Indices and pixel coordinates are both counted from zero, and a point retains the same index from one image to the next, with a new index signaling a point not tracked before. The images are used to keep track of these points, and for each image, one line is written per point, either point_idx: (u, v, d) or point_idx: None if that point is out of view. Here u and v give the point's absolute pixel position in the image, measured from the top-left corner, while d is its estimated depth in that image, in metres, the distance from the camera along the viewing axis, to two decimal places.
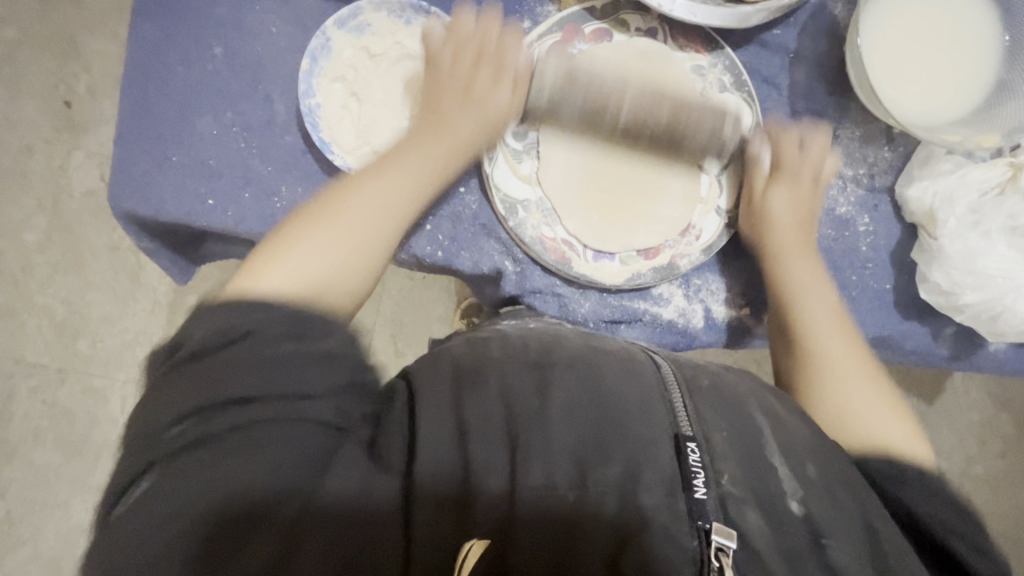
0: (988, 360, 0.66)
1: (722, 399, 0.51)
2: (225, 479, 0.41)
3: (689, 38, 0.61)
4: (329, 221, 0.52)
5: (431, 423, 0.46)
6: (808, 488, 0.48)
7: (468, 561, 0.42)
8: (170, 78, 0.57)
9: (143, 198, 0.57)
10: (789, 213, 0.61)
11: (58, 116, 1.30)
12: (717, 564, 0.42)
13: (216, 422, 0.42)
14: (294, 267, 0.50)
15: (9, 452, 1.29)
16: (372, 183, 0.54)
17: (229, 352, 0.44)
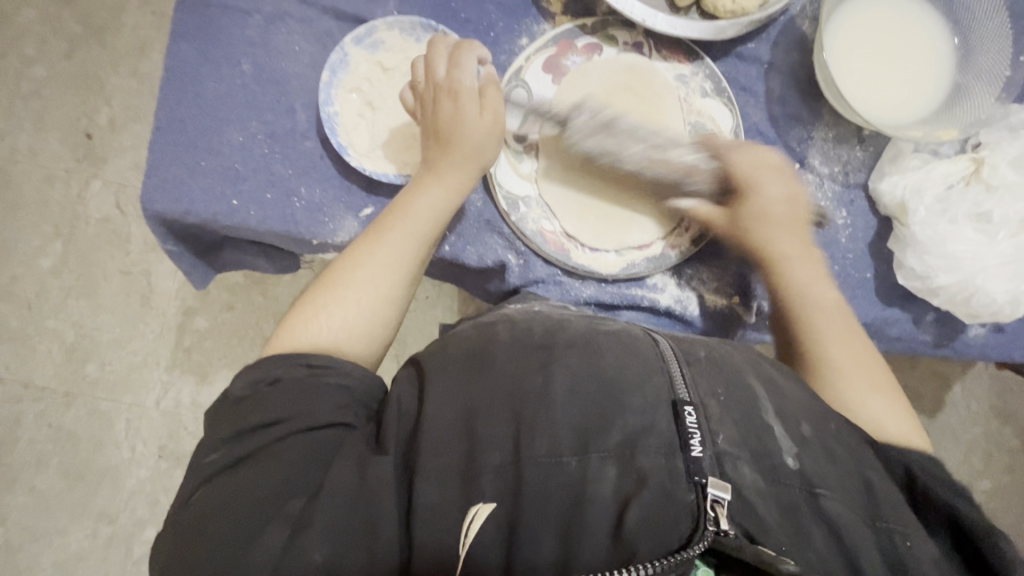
0: (969, 346, 0.69)
1: (716, 370, 0.54)
2: (269, 472, 0.46)
3: (672, 50, 0.68)
4: (350, 286, 0.57)
5: (437, 405, 0.50)
6: (803, 445, 0.50)
7: (474, 525, 0.44)
8: (201, 91, 0.63)
9: (172, 198, 0.62)
10: (780, 219, 0.65)
11: (79, 148, 1.37)
12: (713, 514, 0.44)
13: (253, 433, 0.48)
14: (332, 323, 0.56)
15: (14, 477, 1.30)
16: (381, 249, 0.58)
17: (290, 368, 0.51)
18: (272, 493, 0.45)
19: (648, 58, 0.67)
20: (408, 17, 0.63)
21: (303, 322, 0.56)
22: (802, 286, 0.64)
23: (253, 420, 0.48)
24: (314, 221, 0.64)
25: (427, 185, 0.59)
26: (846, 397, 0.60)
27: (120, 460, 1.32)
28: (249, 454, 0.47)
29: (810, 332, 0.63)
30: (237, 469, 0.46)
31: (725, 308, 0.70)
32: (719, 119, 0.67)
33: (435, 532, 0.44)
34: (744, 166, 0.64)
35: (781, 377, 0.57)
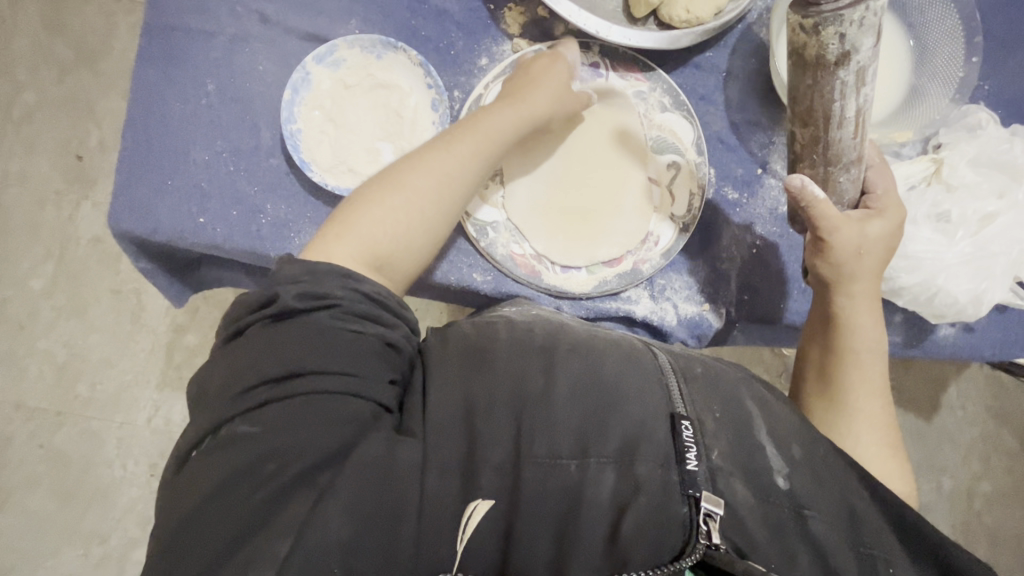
0: (941, 346, 0.69)
1: (713, 389, 0.54)
2: (267, 436, 0.42)
3: (628, 67, 0.68)
4: (393, 195, 0.55)
5: (442, 397, 0.47)
6: (793, 466, 0.50)
7: (471, 524, 0.43)
8: (168, 112, 0.64)
9: (139, 217, 0.63)
10: (880, 247, 0.60)
11: (70, 171, 1.39)
12: (704, 528, 0.44)
13: (292, 380, 0.45)
14: (372, 236, 0.54)
15: (6, 499, 1.30)
16: (429, 163, 0.56)
17: (336, 289, 0.49)
18: (300, 460, 0.42)
19: (604, 75, 0.68)
20: (367, 35, 0.65)
21: (329, 236, 0.53)
22: (872, 326, 0.62)
23: (252, 379, 0.44)
24: (280, 237, 0.65)
25: (494, 121, 0.59)
26: (853, 435, 0.60)
27: (111, 480, 1.31)
28: (287, 399, 0.44)
29: (856, 369, 0.61)
30: (270, 416, 0.43)
31: (698, 317, 0.68)
32: (680, 133, 0.68)
33: (438, 522, 0.42)
34: (879, 195, 0.61)
35: (774, 397, 0.56)
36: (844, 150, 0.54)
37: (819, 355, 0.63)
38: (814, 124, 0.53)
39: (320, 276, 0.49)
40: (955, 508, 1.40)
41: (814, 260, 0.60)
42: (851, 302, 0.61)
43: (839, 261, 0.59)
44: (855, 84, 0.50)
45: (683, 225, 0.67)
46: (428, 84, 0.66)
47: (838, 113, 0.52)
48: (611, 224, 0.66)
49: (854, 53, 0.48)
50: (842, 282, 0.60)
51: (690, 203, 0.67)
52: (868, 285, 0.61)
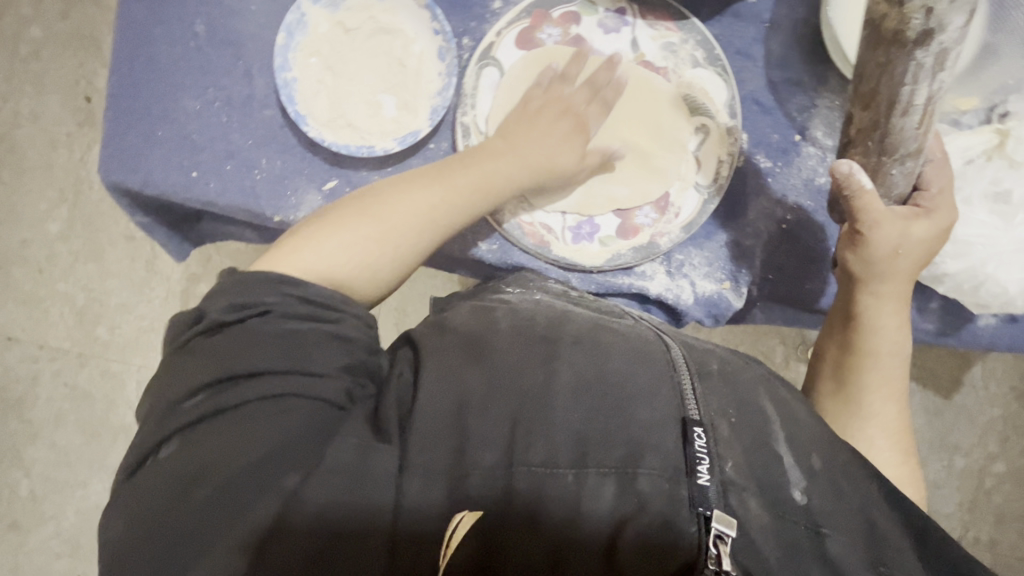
0: (980, 335, 0.64)
1: (729, 389, 0.51)
2: (208, 450, 0.42)
3: (658, 15, 0.61)
4: (366, 214, 0.53)
5: (434, 393, 0.47)
6: (811, 477, 0.48)
7: (457, 534, 0.42)
8: (156, 55, 0.60)
9: (130, 169, 0.60)
10: (919, 249, 0.55)
11: (79, 113, 1.36)
12: (714, 552, 0.40)
13: (231, 385, 0.44)
14: (334, 254, 0.51)
15: (35, 433, 1.36)
16: (402, 195, 0.53)
17: (284, 301, 0.47)
18: (251, 464, 0.42)
19: (630, 24, 0.61)
20: None
21: (298, 241, 0.51)
22: (894, 328, 0.58)
23: (183, 392, 0.44)
24: (276, 195, 0.61)
25: (458, 169, 0.55)
26: (865, 436, 0.57)
27: (132, 419, 1.36)
28: (223, 410, 0.43)
29: (876, 371, 0.57)
30: (214, 423, 0.43)
31: (715, 294, 0.63)
32: (712, 92, 0.61)
33: (422, 522, 0.42)
34: (933, 193, 0.55)
35: (793, 399, 0.54)
36: (903, 141, 0.48)
37: (837, 350, 0.59)
38: (876, 107, 0.46)
39: (248, 286, 0.48)
40: (966, 486, 1.38)
41: (846, 253, 0.55)
42: (877, 301, 0.57)
43: (871, 258, 0.55)
44: (935, 67, 0.43)
45: (709, 195, 0.61)
46: (433, 29, 0.60)
47: (905, 100, 0.45)
48: (638, 196, 0.61)
49: (938, 34, 0.40)
50: (874, 279, 0.56)
51: (717, 171, 0.60)
52: (900, 286, 0.56)
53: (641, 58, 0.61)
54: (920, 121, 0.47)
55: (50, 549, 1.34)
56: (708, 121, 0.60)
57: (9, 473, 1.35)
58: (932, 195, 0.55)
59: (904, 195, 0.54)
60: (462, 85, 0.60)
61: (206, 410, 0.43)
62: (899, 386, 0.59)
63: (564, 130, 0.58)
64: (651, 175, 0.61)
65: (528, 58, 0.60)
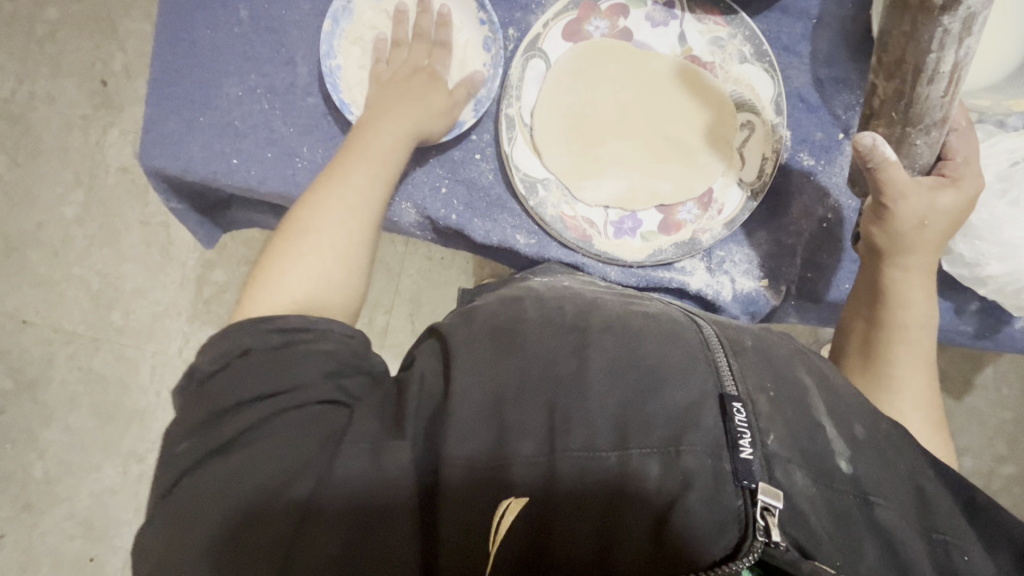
0: (1016, 337, 0.64)
1: (764, 364, 0.51)
2: (222, 482, 0.42)
3: (707, 9, 0.60)
4: (318, 228, 0.52)
5: (466, 383, 0.47)
6: (855, 448, 0.48)
7: (505, 523, 0.42)
8: (198, 40, 0.60)
9: (170, 154, 0.59)
10: (946, 220, 0.54)
11: (95, 96, 1.36)
12: (762, 523, 0.41)
13: (233, 414, 0.44)
14: (305, 273, 0.51)
15: (51, 415, 1.36)
16: (335, 193, 0.53)
17: (263, 338, 0.46)
18: (269, 480, 0.42)
19: (678, 18, 0.61)
20: None
21: (271, 272, 0.51)
22: (923, 301, 0.57)
23: (193, 432, 0.44)
24: None
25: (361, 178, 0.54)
26: (899, 413, 0.56)
27: (146, 404, 1.36)
28: (221, 449, 0.43)
29: (905, 346, 0.57)
30: (227, 457, 0.43)
31: (754, 292, 0.64)
32: (759, 89, 0.60)
33: (461, 519, 0.42)
34: (959, 163, 0.55)
35: (832, 373, 0.54)
36: (929, 110, 0.48)
37: (864, 327, 0.59)
38: (900, 77, 0.47)
39: (234, 333, 0.47)
40: (973, 487, 1.39)
41: (871, 227, 0.56)
42: (905, 276, 0.56)
43: (899, 232, 0.54)
44: (961, 32, 0.43)
45: (751, 194, 0.60)
46: (480, 20, 0.59)
47: (931, 67, 0.45)
48: (682, 189, 0.61)
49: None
50: (898, 254, 0.56)
51: (761, 169, 0.60)
52: (924, 260, 0.56)
53: (688, 53, 0.61)
54: (945, 90, 0.47)
55: (64, 531, 1.35)
56: (756, 118, 0.60)
57: (24, 454, 1.36)
58: (955, 165, 0.55)
59: (928, 165, 0.54)
60: (507, 77, 0.59)
61: (215, 443, 0.43)
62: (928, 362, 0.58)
63: (397, 158, 0.56)
64: (694, 168, 0.61)
65: (576, 50, 0.60)
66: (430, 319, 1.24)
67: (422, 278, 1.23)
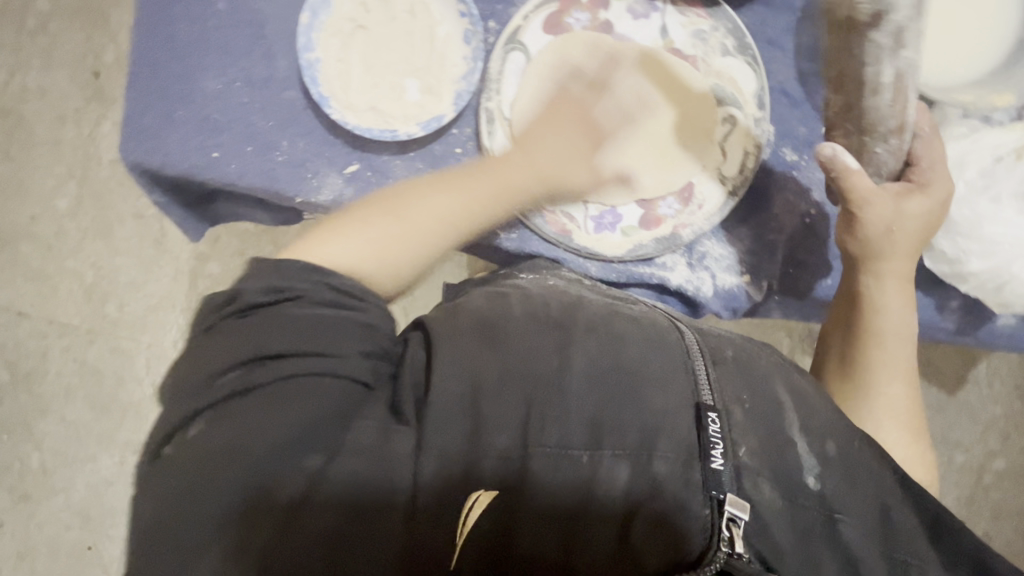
0: (997, 334, 0.64)
1: (742, 374, 0.54)
2: (231, 434, 0.39)
3: (689, 1, 0.60)
4: (401, 215, 0.51)
5: (446, 376, 0.45)
6: (826, 464, 0.50)
7: (470, 520, 0.42)
8: (175, 33, 0.59)
9: (149, 148, 0.59)
10: (917, 224, 0.56)
11: (86, 88, 1.35)
12: (727, 534, 0.44)
13: (251, 368, 0.41)
14: (357, 249, 0.48)
15: (47, 406, 1.37)
16: (430, 197, 0.52)
17: (315, 286, 0.45)
18: (276, 447, 0.39)
19: (660, 10, 0.60)
20: None
21: (324, 233, 0.49)
22: (900, 308, 0.58)
23: (221, 366, 0.41)
24: (297, 177, 0.61)
25: (495, 169, 0.54)
26: (874, 423, 0.57)
27: (141, 396, 1.36)
28: (234, 404, 0.40)
29: (879, 352, 0.58)
30: (242, 405, 0.40)
31: (734, 287, 0.64)
32: (741, 81, 0.60)
33: (433, 518, 0.41)
34: (925, 168, 0.56)
35: (810, 388, 0.55)
36: (879, 120, 0.51)
37: (842, 337, 0.60)
38: (844, 90, 0.49)
39: (286, 268, 0.45)
40: (964, 482, 1.39)
41: (842, 235, 0.57)
42: (877, 281, 0.58)
43: (869, 238, 0.56)
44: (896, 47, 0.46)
45: (732, 187, 0.60)
46: (460, 13, 0.59)
47: (872, 81, 0.48)
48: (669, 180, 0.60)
49: (889, 13, 0.44)
50: (874, 260, 0.57)
51: (743, 163, 0.60)
52: (898, 262, 0.57)
53: (671, 45, 0.60)
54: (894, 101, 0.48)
55: (61, 521, 1.36)
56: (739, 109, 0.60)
57: (20, 446, 1.36)
58: (922, 168, 0.55)
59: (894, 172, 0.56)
60: (487, 70, 0.59)
61: (238, 384, 0.41)
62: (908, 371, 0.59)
63: (596, 163, 0.58)
64: (669, 163, 0.60)
65: (550, 46, 0.59)
66: None
67: None
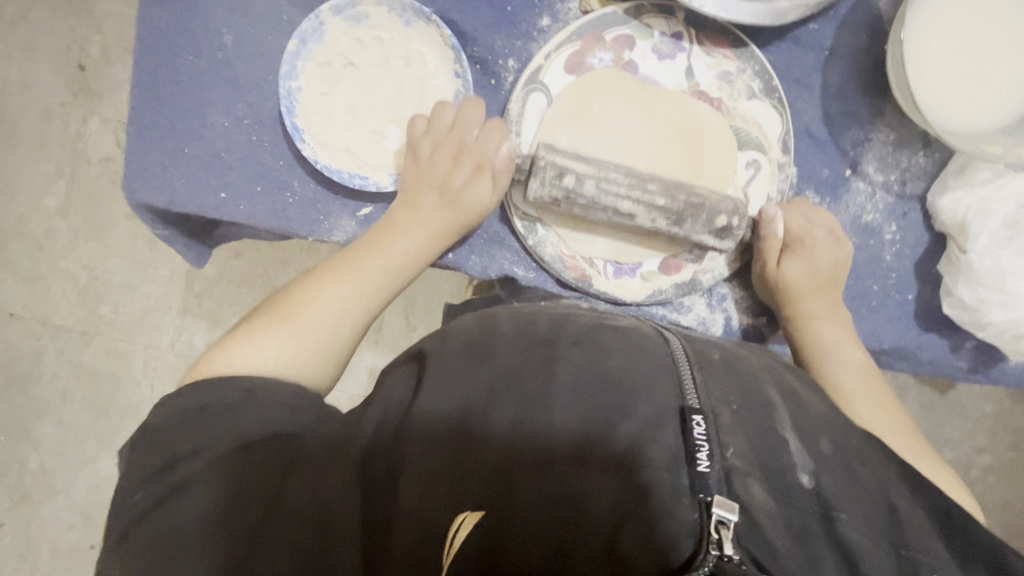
0: (1008, 373, 0.64)
1: (733, 379, 0.51)
2: (207, 472, 0.43)
3: (715, 41, 0.59)
4: (298, 324, 0.53)
5: (427, 402, 0.49)
6: (820, 461, 0.46)
7: (457, 539, 0.41)
8: (179, 66, 0.57)
9: (155, 188, 0.57)
10: (806, 284, 0.59)
11: (73, 82, 1.30)
12: (716, 537, 0.39)
13: (183, 461, 0.44)
14: (273, 357, 0.51)
15: (42, 409, 1.33)
16: (318, 304, 0.54)
17: (220, 392, 0.47)
18: (244, 479, 0.43)
19: (685, 50, 0.60)
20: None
21: (242, 342, 0.52)
22: (843, 330, 0.59)
23: (181, 449, 0.44)
24: (309, 218, 0.59)
25: (366, 274, 0.56)
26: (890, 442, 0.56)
27: (139, 399, 1.34)
28: (218, 402, 0.47)
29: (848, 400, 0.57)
30: (205, 457, 0.43)
31: (750, 328, 0.64)
32: (767, 126, 0.59)
33: (415, 538, 0.42)
34: (802, 228, 0.59)
35: (801, 385, 0.54)
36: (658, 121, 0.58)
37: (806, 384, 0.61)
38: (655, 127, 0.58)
39: (217, 388, 0.48)
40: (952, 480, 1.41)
41: (757, 269, 0.60)
42: (815, 323, 0.59)
43: (789, 292, 0.59)
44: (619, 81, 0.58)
45: (755, 232, 0.60)
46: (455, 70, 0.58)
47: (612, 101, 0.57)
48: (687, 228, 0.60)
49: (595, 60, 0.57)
50: (796, 305, 0.59)
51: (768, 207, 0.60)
52: (819, 301, 0.60)
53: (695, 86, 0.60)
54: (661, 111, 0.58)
55: (60, 524, 1.32)
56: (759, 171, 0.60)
57: (17, 449, 1.32)
58: (792, 229, 0.59)
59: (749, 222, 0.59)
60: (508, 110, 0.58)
61: (205, 441, 0.44)
62: (870, 372, 0.58)
63: (440, 223, 0.58)
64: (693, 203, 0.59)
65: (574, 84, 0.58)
66: (424, 316, 1.23)
67: (415, 277, 1.22)
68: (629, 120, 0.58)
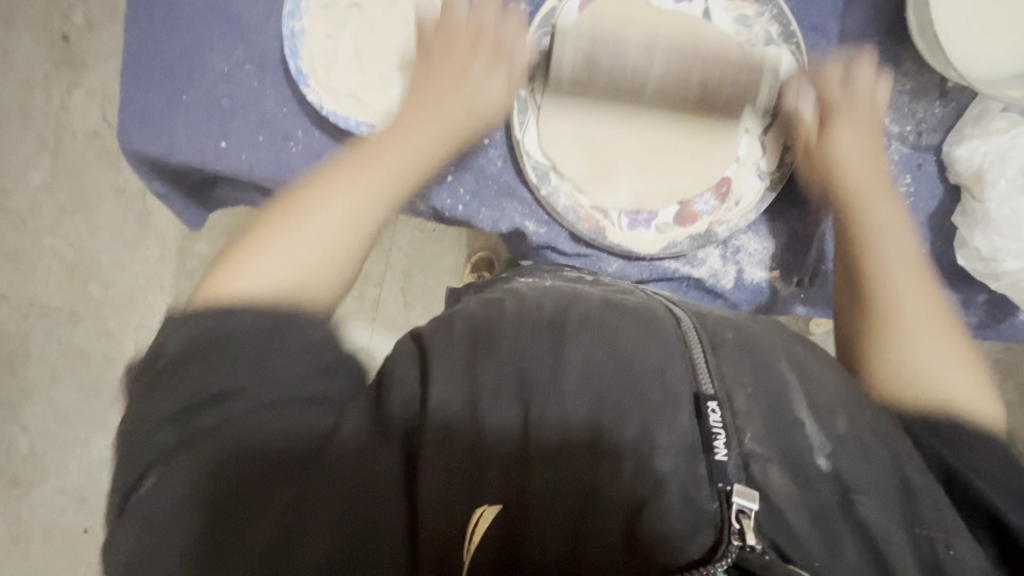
0: (1019, 328, 0.64)
1: (745, 355, 0.50)
2: (224, 447, 0.40)
3: None
4: (307, 221, 0.50)
5: (445, 382, 0.44)
6: (837, 443, 0.45)
7: (479, 531, 0.40)
8: (176, 8, 0.54)
9: (151, 137, 0.54)
10: (856, 155, 0.59)
11: (56, 52, 1.26)
12: (737, 526, 0.40)
13: (205, 411, 0.41)
14: (273, 268, 0.48)
15: (32, 390, 1.30)
16: (321, 201, 0.50)
17: (238, 326, 0.44)
18: (261, 469, 0.40)
19: None
20: None
21: (234, 266, 0.48)
22: (899, 235, 0.57)
23: (185, 396, 0.41)
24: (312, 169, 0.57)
25: (373, 159, 0.52)
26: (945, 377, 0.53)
27: None
28: (227, 419, 0.41)
29: (895, 288, 0.55)
30: (218, 433, 0.40)
31: (762, 282, 0.65)
32: (783, 73, 0.59)
33: (448, 507, 0.40)
34: (840, 88, 0.59)
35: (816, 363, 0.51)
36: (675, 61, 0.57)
37: (847, 312, 0.59)
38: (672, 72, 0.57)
39: (224, 318, 0.44)
40: None
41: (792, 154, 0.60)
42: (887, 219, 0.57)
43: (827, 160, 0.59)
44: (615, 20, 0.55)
45: (768, 184, 0.60)
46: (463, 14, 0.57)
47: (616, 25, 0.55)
48: (699, 180, 0.60)
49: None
50: (836, 177, 0.59)
51: (782, 158, 0.60)
52: (868, 171, 0.58)
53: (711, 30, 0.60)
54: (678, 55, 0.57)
55: (50, 509, 1.28)
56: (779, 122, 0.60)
57: (5, 431, 1.28)
58: (829, 99, 0.59)
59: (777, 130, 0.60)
60: (519, 55, 0.57)
61: (214, 406, 0.41)
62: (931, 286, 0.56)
63: (450, 123, 0.55)
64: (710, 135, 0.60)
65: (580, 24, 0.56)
66: (421, 293, 1.21)
67: (413, 252, 1.21)
68: (641, 46, 0.56)
